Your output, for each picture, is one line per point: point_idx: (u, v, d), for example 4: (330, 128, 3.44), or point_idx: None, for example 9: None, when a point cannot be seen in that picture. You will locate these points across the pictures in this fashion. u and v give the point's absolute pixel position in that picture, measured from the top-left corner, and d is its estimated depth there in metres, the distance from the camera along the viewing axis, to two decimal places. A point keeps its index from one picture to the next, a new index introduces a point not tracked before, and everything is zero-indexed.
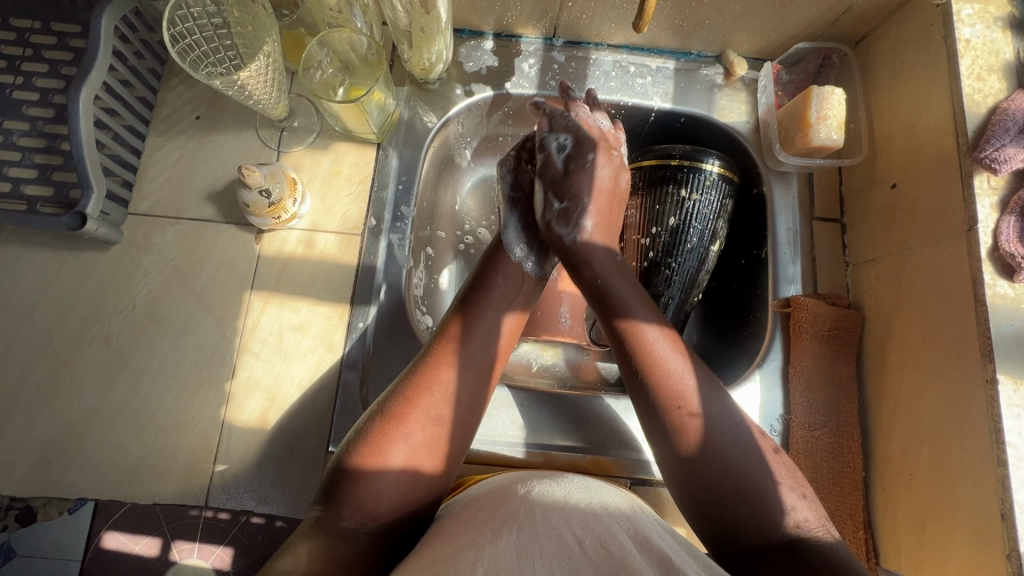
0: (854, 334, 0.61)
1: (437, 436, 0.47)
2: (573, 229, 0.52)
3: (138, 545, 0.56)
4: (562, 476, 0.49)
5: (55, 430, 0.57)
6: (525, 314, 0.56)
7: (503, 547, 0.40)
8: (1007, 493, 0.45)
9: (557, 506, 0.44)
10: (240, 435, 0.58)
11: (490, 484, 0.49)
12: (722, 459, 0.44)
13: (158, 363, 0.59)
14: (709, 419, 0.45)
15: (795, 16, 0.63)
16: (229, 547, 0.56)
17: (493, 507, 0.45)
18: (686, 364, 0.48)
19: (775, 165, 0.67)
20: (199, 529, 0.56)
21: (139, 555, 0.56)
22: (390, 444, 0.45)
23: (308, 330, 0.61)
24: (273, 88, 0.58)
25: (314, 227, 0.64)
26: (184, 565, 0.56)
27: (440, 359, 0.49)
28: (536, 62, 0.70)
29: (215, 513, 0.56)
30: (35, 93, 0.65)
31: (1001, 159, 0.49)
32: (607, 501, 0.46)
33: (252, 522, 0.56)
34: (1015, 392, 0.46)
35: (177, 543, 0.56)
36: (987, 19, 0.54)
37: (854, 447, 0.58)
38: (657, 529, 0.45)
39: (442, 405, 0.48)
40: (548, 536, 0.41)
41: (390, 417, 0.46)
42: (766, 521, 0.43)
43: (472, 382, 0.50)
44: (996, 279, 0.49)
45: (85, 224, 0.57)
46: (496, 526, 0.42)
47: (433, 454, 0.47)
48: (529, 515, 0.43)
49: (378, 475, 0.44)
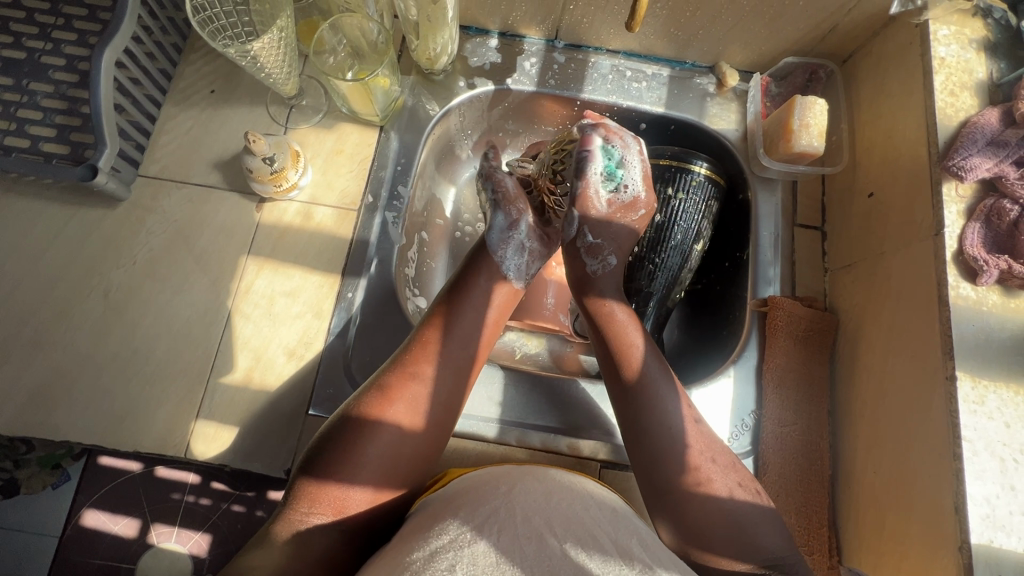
0: (828, 336, 0.63)
1: (413, 440, 0.49)
2: (599, 262, 0.59)
3: (115, 524, 0.81)
4: (546, 475, 0.51)
5: (48, 373, 0.59)
6: (518, 290, 0.60)
7: (482, 548, 0.41)
8: (961, 486, 0.45)
9: (536, 506, 0.45)
10: (224, 392, 0.60)
11: (469, 480, 0.51)
12: (650, 400, 0.52)
13: (152, 319, 0.62)
14: (652, 381, 0.53)
15: (784, 31, 0.66)
16: (203, 532, 0.80)
17: (473, 503, 0.46)
18: (647, 351, 0.55)
19: (760, 171, 0.69)
20: (180, 514, 0.79)
21: (115, 531, 0.80)
22: (352, 457, 0.47)
23: (299, 296, 0.63)
24: (285, 64, 0.61)
25: (313, 200, 0.66)
26: (160, 545, 0.80)
27: (408, 371, 0.51)
28: (538, 62, 0.73)
29: (198, 501, 0.79)
30: (62, 59, 0.68)
31: (968, 167, 0.51)
32: (590, 505, 0.47)
33: (230, 510, 0.79)
34: (973, 390, 0.47)
35: (157, 526, 0.79)
36: (962, 40, 0.57)
37: (823, 445, 0.60)
38: (635, 532, 0.46)
39: (422, 388, 0.51)
40: (528, 538, 0.42)
41: (380, 398, 0.49)
42: (705, 510, 0.49)
43: (445, 393, 0.52)
44: (959, 281, 0.50)
45: (97, 176, 0.60)
46: (474, 527, 0.42)
47: (417, 436, 0.49)
48: (507, 516, 0.44)
49: (357, 465, 0.46)
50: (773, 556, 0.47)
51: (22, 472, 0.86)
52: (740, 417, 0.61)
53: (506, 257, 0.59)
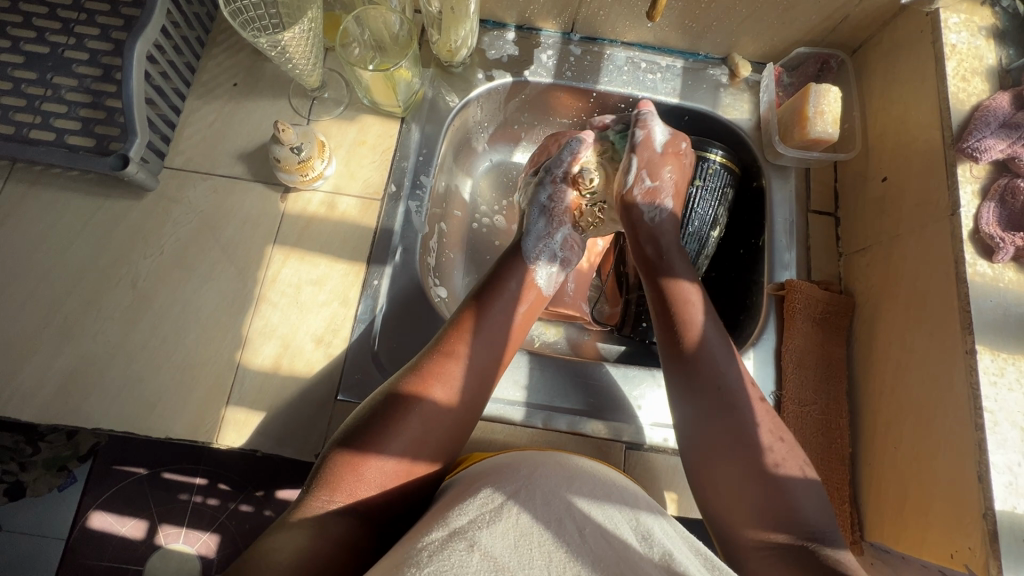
0: (844, 318, 0.64)
1: (443, 421, 0.50)
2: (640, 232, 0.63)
3: (123, 526, 0.82)
4: (570, 462, 0.51)
5: (78, 362, 0.59)
6: (543, 296, 0.61)
7: (502, 528, 0.42)
8: (984, 455, 0.47)
9: (558, 491, 0.46)
10: (253, 378, 0.60)
11: (492, 463, 0.51)
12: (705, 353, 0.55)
13: (180, 308, 0.62)
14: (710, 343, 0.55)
15: (797, 21, 0.68)
16: (212, 532, 0.80)
17: (495, 484, 0.46)
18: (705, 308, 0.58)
19: (774, 158, 0.71)
20: (189, 514, 0.80)
21: (125, 533, 0.82)
22: (380, 438, 0.47)
23: (325, 284, 0.64)
24: (311, 55, 0.62)
25: (336, 190, 0.67)
26: (170, 546, 0.81)
27: (447, 351, 0.52)
28: (554, 54, 0.74)
29: (204, 502, 0.80)
30: (85, 53, 0.69)
31: (982, 148, 0.53)
32: (612, 492, 0.48)
33: (237, 510, 0.79)
34: (993, 363, 0.49)
35: (164, 527, 0.81)
36: (971, 27, 0.59)
37: (842, 424, 0.61)
38: (657, 521, 0.46)
39: (456, 371, 0.51)
40: (549, 522, 0.43)
41: (413, 379, 0.50)
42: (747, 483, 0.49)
43: (476, 378, 0.52)
44: (976, 259, 0.52)
45: (127, 166, 0.60)
46: (496, 508, 0.43)
47: (446, 419, 0.50)
48: (528, 497, 0.45)
49: (383, 446, 0.47)
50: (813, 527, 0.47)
51: (28, 475, 0.88)
52: None
53: (537, 260, 0.61)
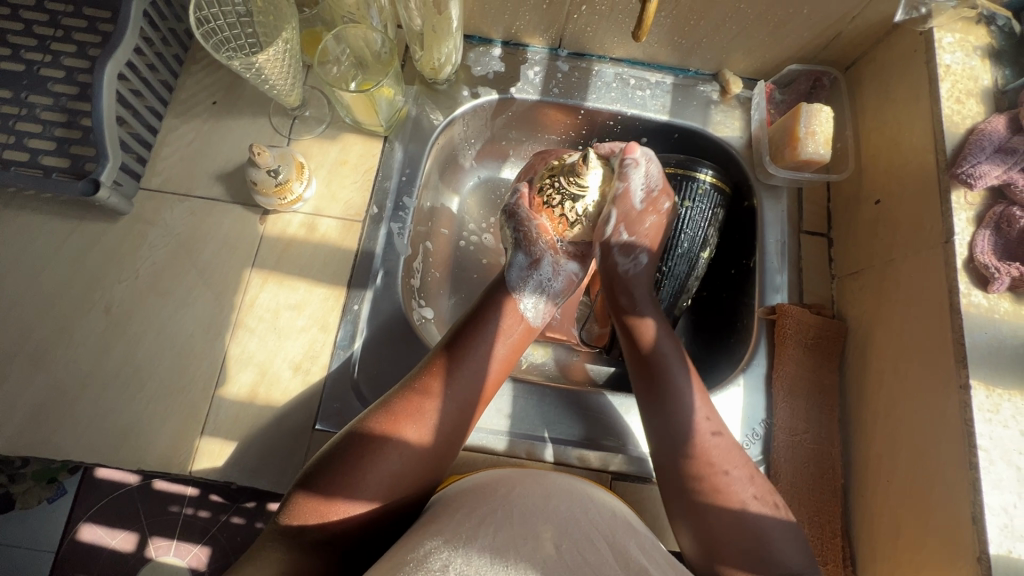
0: (836, 343, 0.62)
1: (420, 457, 0.49)
2: (631, 261, 0.63)
3: (114, 539, 0.79)
4: (547, 477, 0.49)
5: (48, 391, 0.58)
6: (531, 328, 0.59)
7: (479, 547, 0.40)
8: (978, 496, 0.45)
9: (535, 509, 0.44)
10: (229, 407, 0.59)
11: (473, 481, 0.50)
12: (667, 373, 0.57)
13: (155, 334, 0.61)
14: (663, 354, 0.58)
15: (789, 38, 0.66)
16: (204, 545, 0.78)
17: (472, 505, 0.45)
18: (660, 330, 0.60)
19: (765, 178, 0.69)
20: (179, 527, 0.77)
21: (114, 546, 0.79)
22: (351, 477, 0.46)
23: (304, 309, 0.62)
24: (289, 75, 0.60)
25: (317, 212, 0.66)
26: (160, 560, 0.78)
27: (419, 387, 0.51)
28: (541, 70, 0.73)
29: (195, 513, 0.78)
30: (61, 71, 0.68)
31: (977, 174, 0.52)
32: (589, 509, 0.46)
33: (231, 522, 0.78)
34: (987, 398, 0.47)
35: (155, 540, 0.78)
36: (966, 48, 0.58)
37: (834, 453, 0.59)
38: (635, 539, 0.45)
39: (430, 409, 0.50)
40: (525, 539, 0.41)
41: (388, 413, 0.49)
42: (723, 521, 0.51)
43: (454, 414, 0.51)
44: (970, 289, 0.50)
45: (99, 190, 0.59)
46: (472, 527, 0.42)
47: (420, 458, 0.49)
48: (506, 517, 0.43)
49: (354, 485, 0.46)
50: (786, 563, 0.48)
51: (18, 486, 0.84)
52: (751, 427, 0.60)
53: (524, 291, 0.59)
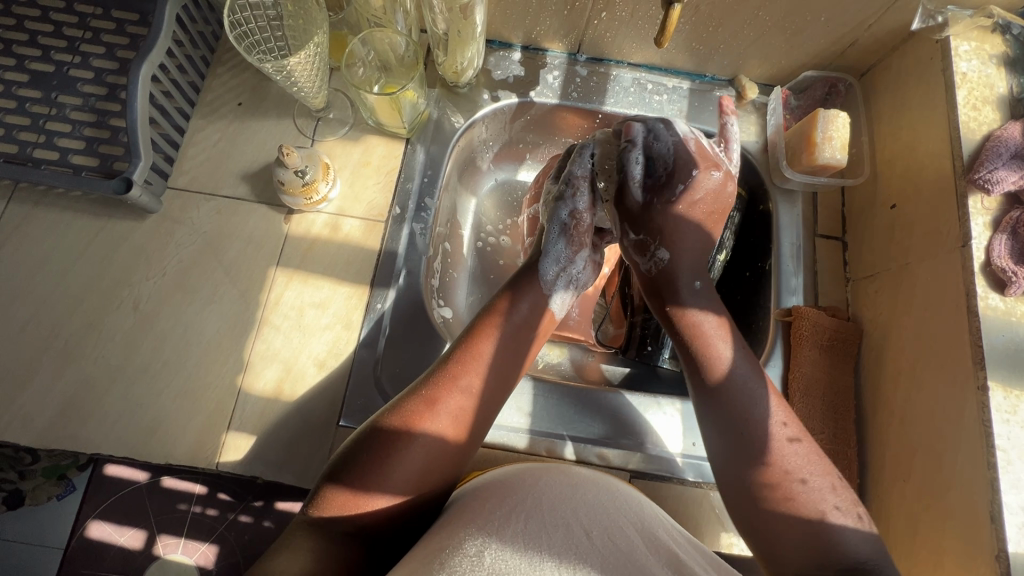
0: (852, 345, 0.63)
1: (450, 449, 0.49)
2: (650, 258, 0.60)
3: (122, 537, 0.79)
4: (572, 471, 0.50)
5: (78, 385, 0.59)
6: (554, 317, 0.60)
7: (511, 534, 0.41)
8: (997, 495, 0.46)
9: (563, 498, 0.45)
10: (255, 403, 0.60)
11: (496, 475, 0.51)
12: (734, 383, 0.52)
13: (182, 331, 0.62)
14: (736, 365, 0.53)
15: (806, 45, 0.67)
16: (211, 544, 0.77)
17: (501, 495, 0.46)
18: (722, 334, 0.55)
19: (781, 182, 0.70)
20: (186, 525, 0.78)
21: (122, 544, 0.78)
22: (379, 468, 0.47)
23: (328, 308, 0.63)
24: (317, 78, 0.61)
25: (341, 212, 0.67)
26: (166, 558, 0.78)
27: (452, 379, 0.51)
28: (560, 74, 0.74)
29: (203, 511, 0.78)
30: (90, 72, 0.69)
31: (994, 180, 0.53)
32: (617, 497, 0.47)
33: (238, 521, 0.78)
34: (1006, 399, 0.48)
35: (163, 538, 0.78)
36: (982, 56, 0.59)
37: (850, 453, 0.60)
38: (662, 527, 0.46)
39: (464, 400, 0.51)
40: (555, 527, 0.42)
41: (421, 403, 0.50)
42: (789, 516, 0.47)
43: (483, 407, 0.52)
44: (988, 292, 0.51)
45: (131, 189, 0.60)
46: (503, 514, 0.43)
47: (448, 451, 0.49)
48: (536, 505, 0.44)
49: (382, 476, 0.46)
50: (858, 557, 0.45)
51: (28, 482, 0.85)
52: None
53: (554, 287, 0.59)
